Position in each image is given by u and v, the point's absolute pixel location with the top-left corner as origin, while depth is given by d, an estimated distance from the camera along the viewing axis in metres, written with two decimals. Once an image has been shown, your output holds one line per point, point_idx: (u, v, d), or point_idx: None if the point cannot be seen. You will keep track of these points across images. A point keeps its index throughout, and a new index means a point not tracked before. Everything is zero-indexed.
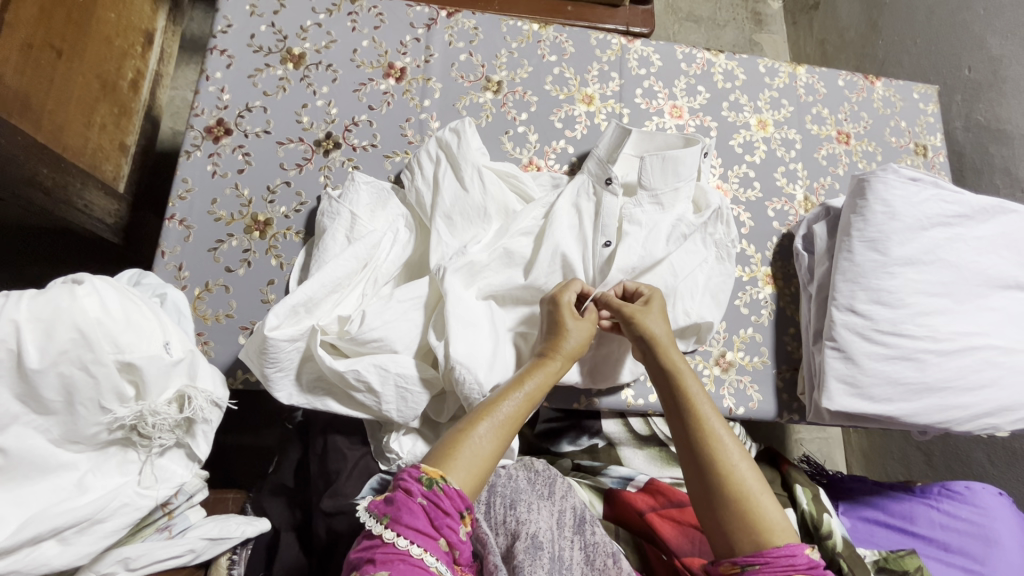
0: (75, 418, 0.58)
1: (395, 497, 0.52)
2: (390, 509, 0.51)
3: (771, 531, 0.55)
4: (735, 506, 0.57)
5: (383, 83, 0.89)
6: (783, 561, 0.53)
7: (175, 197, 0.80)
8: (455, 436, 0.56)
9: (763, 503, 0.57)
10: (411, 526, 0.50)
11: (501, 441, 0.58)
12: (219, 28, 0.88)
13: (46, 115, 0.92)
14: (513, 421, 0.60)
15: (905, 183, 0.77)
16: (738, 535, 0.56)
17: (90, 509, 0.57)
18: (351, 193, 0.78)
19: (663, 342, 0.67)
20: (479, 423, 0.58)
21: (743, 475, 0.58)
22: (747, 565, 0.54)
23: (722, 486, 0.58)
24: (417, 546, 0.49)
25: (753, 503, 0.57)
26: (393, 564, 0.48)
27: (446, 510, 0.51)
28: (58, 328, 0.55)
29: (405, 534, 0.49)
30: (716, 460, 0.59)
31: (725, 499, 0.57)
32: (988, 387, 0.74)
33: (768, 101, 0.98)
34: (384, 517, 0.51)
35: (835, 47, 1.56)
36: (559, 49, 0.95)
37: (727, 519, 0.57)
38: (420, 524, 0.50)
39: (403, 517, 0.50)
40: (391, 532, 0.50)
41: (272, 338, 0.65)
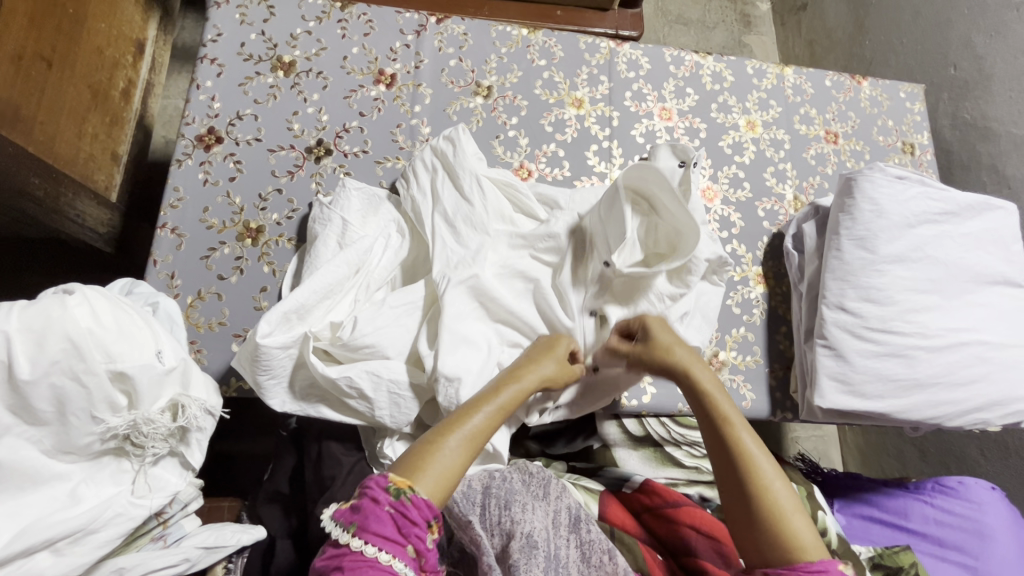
0: (68, 429, 0.58)
1: (361, 505, 0.53)
2: (357, 517, 0.52)
3: (804, 549, 0.55)
4: (769, 524, 0.57)
5: (374, 90, 0.89)
6: (810, 573, 0.53)
7: (167, 205, 0.80)
8: (428, 446, 0.58)
9: (796, 522, 0.57)
10: (377, 533, 0.51)
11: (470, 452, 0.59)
12: (209, 37, 0.88)
13: (37, 126, 0.92)
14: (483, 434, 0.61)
15: (891, 182, 0.78)
16: (772, 551, 0.56)
17: (83, 520, 0.57)
18: (342, 199, 0.78)
19: (691, 364, 0.68)
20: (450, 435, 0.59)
21: (778, 494, 0.59)
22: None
23: (757, 504, 0.59)
24: (385, 553, 0.51)
25: (786, 520, 0.57)
26: (362, 571, 0.50)
27: (414, 520, 0.53)
28: (49, 338, 0.55)
29: (372, 541, 0.51)
30: (750, 479, 0.60)
31: (760, 516, 0.58)
32: (977, 382, 0.75)
33: (756, 102, 0.99)
34: (351, 526, 0.52)
35: (823, 48, 1.57)
36: (549, 53, 0.96)
37: (762, 536, 0.57)
38: (387, 532, 0.52)
39: (371, 525, 0.51)
40: (359, 540, 0.51)
41: (265, 346, 0.65)
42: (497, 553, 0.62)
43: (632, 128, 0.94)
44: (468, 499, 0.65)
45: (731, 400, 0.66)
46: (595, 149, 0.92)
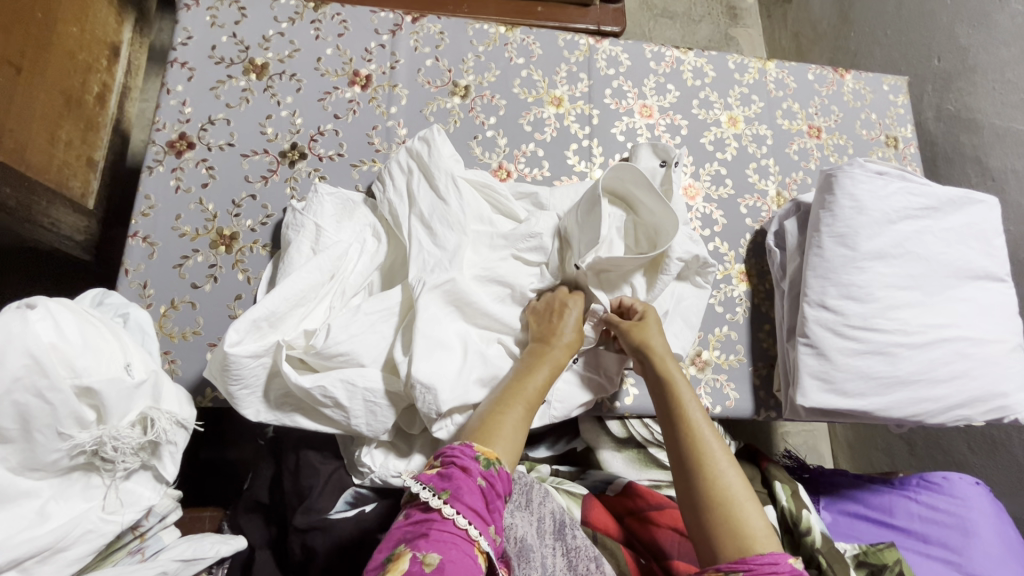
0: (34, 446, 0.56)
1: (455, 474, 0.53)
2: (450, 484, 0.52)
3: (753, 538, 0.55)
4: (719, 511, 0.57)
5: (348, 92, 0.88)
6: (767, 569, 0.52)
7: (138, 213, 0.79)
8: (491, 419, 0.61)
9: (746, 512, 0.56)
10: (470, 505, 0.52)
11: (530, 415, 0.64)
12: (179, 40, 0.87)
13: (8, 134, 0.90)
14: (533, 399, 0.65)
15: (871, 177, 0.77)
16: (722, 542, 0.55)
17: (52, 538, 0.56)
18: (315, 204, 0.76)
19: (660, 353, 0.69)
20: (510, 406, 0.62)
21: (731, 484, 0.58)
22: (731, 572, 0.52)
23: (708, 492, 0.58)
24: (475, 528, 0.51)
25: (735, 509, 0.57)
26: (453, 544, 0.49)
27: (499, 494, 0.55)
28: (10, 355, 0.54)
29: (465, 512, 0.51)
30: (704, 468, 0.59)
31: (711, 503, 0.57)
32: (959, 378, 0.74)
33: (738, 98, 0.98)
34: (443, 492, 0.52)
35: (809, 40, 1.56)
36: (527, 51, 0.94)
37: (710, 523, 0.57)
38: (478, 506, 0.52)
39: (465, 496, 0.52)
40: (451, 508, 0.51)
41: (233, 355, 0.64)
42: None
43: (612, 126, 0.93)
44: None
45: (693, 391, 0.66)
46: (575, 149, 0.91)
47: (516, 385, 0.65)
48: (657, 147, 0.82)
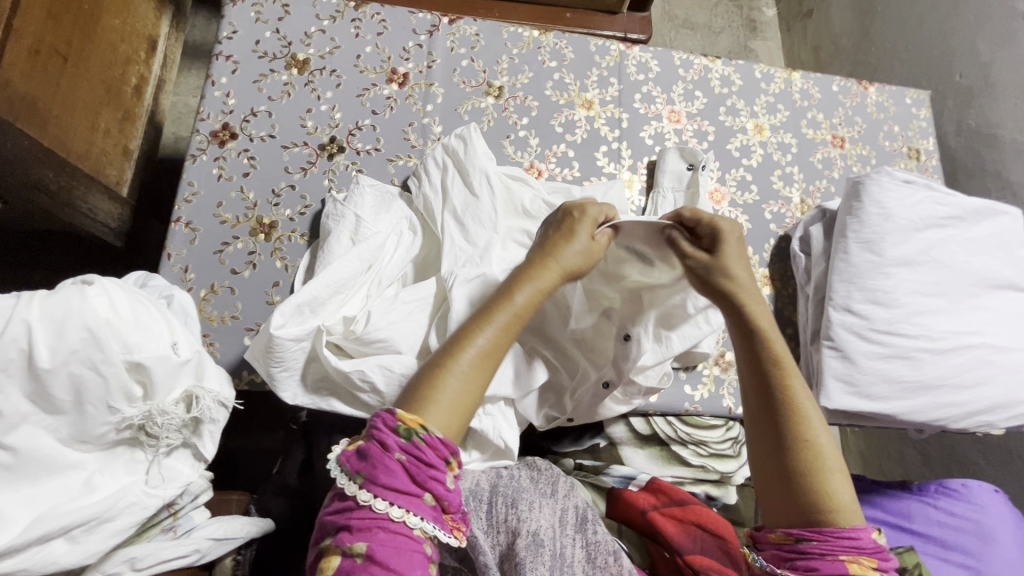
0: (84, 418, 0.58)
1: (371, 454, 0.51)
2: (364, 467, 0.51)
3: (839, 508, 0.54)
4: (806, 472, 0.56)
5: (386, 89, 0.90)
6: (844, 542, 0.52)
7: (181, 200, 0.81)
8: (435, 374, 0.57)
9: (835, 481, 0.56)
10: (389, 485, 0.50)
11: (482, 373, 0.59)
12: (224, 34, 0.89)
13: (52, 120, 0.93)
14: (489, 353, 0.60)
15: (898, 186, 0.79)
16: (802, 504, 0.55)
17: (98, 508, 0.58)
18: (356, 195, 0.78)
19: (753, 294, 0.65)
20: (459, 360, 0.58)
21: (824, 448, 0.57)
22: (805, 538, 0.53)
23: (799, 455, 0.57)
24: (399, 507, 0.49)
25: (826, 477, 0.56)
26: (373, 531, 0.48)
27: (429, 462, 0.51)
28: (69, 327, 0.56)
29: (384, 494, 0.49)
30: (797, 431, 0.58)
31: (801, 469, 0.56)
32: (982, 385, 0.76)
33: (764, 106, 1.00)
34: (358, 476, 0.50)
35: (828, 54, 1.58)
36: (560, 55, 0.97)
37: (795, 486, 0.56)
38: (399, 483, 0.50)
39: (380, 476, 0.50)
40: (369, 492, 0.49)
41: (278, 337, 0.65)
42: (501, 551, 0.62)
43: (641, 129, 0.95)
44: (476, 498, 0.66)
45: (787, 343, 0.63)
46: (604, 150, 0.93)
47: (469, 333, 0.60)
48: (684, 150, 0.89)
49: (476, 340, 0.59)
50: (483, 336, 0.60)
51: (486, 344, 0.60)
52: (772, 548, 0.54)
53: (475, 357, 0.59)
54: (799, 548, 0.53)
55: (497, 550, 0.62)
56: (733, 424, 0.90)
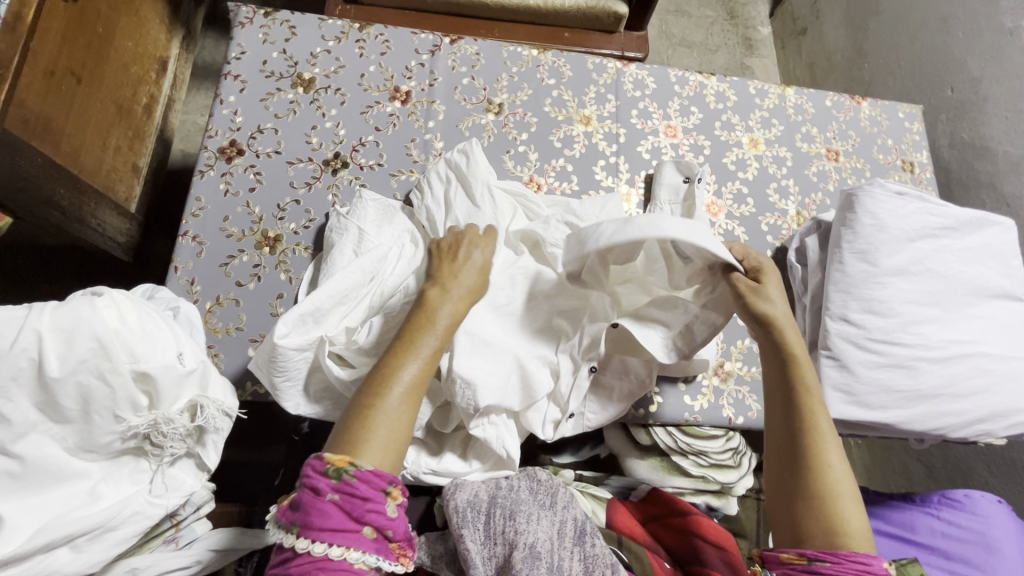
0: (91, 427, 0.59)
1: (303, 501, 0.50)
2: (299, 516, 0.50)
3: (850, 535, 0.53)
4: (817, 500, 0.55)
5: (389, 106, 0.92)
6: (857, 565, 0.51)
7: (189, 214, 0.83)
8: (366, 414, 0.54)
9: (843, 508, 0.55)
10: (324, 528, 0.49)
11: (412, 408, 0.57)
12: (233, 55, 0.92)
13: (65, 138, 0.95)
14: (419, 386, 0.58)
15: (891, 197, 0.80)
16: (810, 530, 0.55)
17: (103, 517, 0.58)
18: (358, 209, 0.80)
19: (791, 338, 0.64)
20: (387, 395, 0.56)
21: (836, 472, 0.57)
22: (817, 559, 0.52)
23: (811, 478, 0.57)
24: (337, 546, 0.48)
25: (837, 503, 0.55)
26: (313, 574, 0.47)
27: (363, 497, 0.50)
28: (78, 338, 0.57)
29: (320, 538, 0.49)
30: (814, 453, 0.58)
31: (812, 491, 0.56)
32: (980, 394, 0.76)
33: (759, 121, 1.02)
34: (294, 526, 0.50)
35: (823, 70, 1.61)
36: (558, 72, 0.99)
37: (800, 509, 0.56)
38: (336, 525, 0.49)
39: (315, 522, 0.49)
40: (305, 539, 0.49)
41: (282, 346, 0.67)
42: (497, 564, 0.62)
43: (639, 144, 0.97)
44: (474, 509, 0.65)
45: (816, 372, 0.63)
46: (602, 164, 0.95)
47: (394, 363, 0.58)
48: (680, 163, 0.91)
49: (407, 367, 0.58)
50: (409, 369, 0.58)
51: (413, 378, 0.58)
52: (784, 568, 0.53)
53: (404, 391, 0.56)
54: (811, 569, 0.51)
55: (493, 562, 0.62)
56: (732, 434, 0.91)
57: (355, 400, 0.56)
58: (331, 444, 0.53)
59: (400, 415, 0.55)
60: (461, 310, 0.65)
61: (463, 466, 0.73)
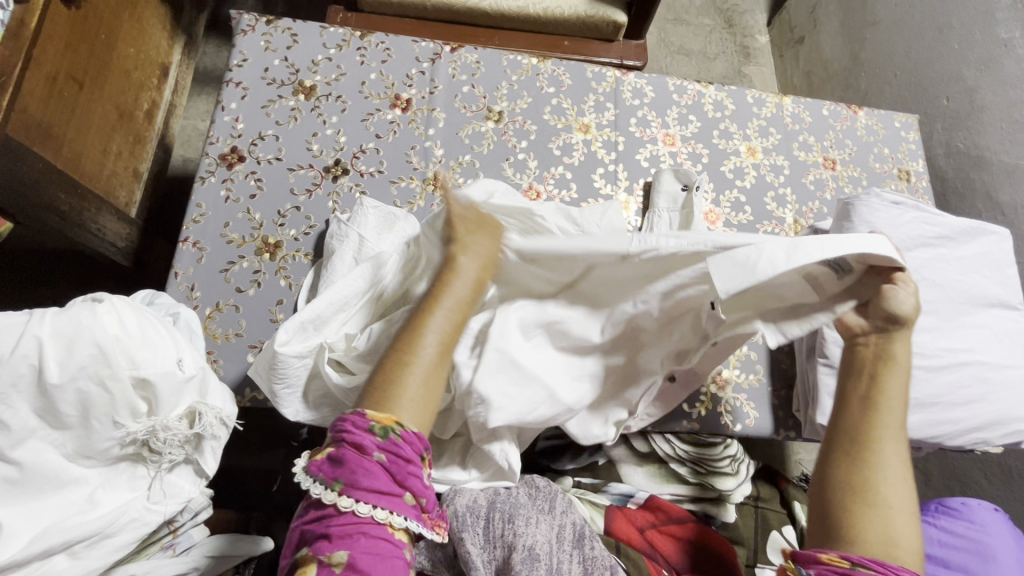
0: (90, 433, 0.59)
1: (347, 458, 0.51)
2: (342, 474, 0.50)
3: (899, 549, 0.50)
4: (872, 508, 0.52)
5: (390, 114, 0.93)
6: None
7: (189, 220, 0.83)
8: (394, 372, 0.56)
9: (899, 523, 0.52)
10: (373, 488, 0.50)
11: (441, 369, 0.58)
12: (235, 62, 0.93)
13: (66, 143, 0.96)
14: (445, 349, 0.59)
15: (887, 207, 0.81)
16: (856, 537, 0.51)
17: (100, 523, 0.58)
18: (359, 216, 0.81)
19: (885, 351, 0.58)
20: (416, 355, 0.57)
21: (896, 488, 0.53)
22: (860, 564, 0.49)
23: (869, 486, 0.53)
24: (382, 508, 0.50)
25: (892, 516, 0.52)
26: (355, 535, 0.48)
27: (407, 458, 0.52)
28: (79, 344, 0.57)
29: (366, 497, 0.49)
30: (873, 461, 0.54)
31: (866, 498, 0.52)
32: (977, 402, 0.77)
33: (757, 129, 1.03)
34: (336, 483, 0.50)
35: (820, 79, 1.62)
36: (557, 81, 1.00)
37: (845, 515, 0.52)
38: (380, 485, 0.50)
39: (361, 480, 0.50)
40: (349, 498, 0.49)
41: (282, 353, 0.67)
42: (496, 567, 0.62)
43: (637, 152, 0.98)
44: (472, 514, 0.65)
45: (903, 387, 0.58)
46: (601, 172, 0.95)
47: (420, 326, 0.59)
48: (678, 171, 0.91)
49: (431, 331, 0.59)
50: (433, 332, 0.59)
51: (438, 341, 0.59)
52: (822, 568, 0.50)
53: (432, 354, 0.58)
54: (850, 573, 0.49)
55: (493, 565, 0.62)
56: (730, 441, 0.91)
57: (386, 360, 0.57)
58: (367, 402, 0.55)
59: (429, 367, 0.57)
60: (486, 270, 0.65)
61: (463, 474, 0.72)
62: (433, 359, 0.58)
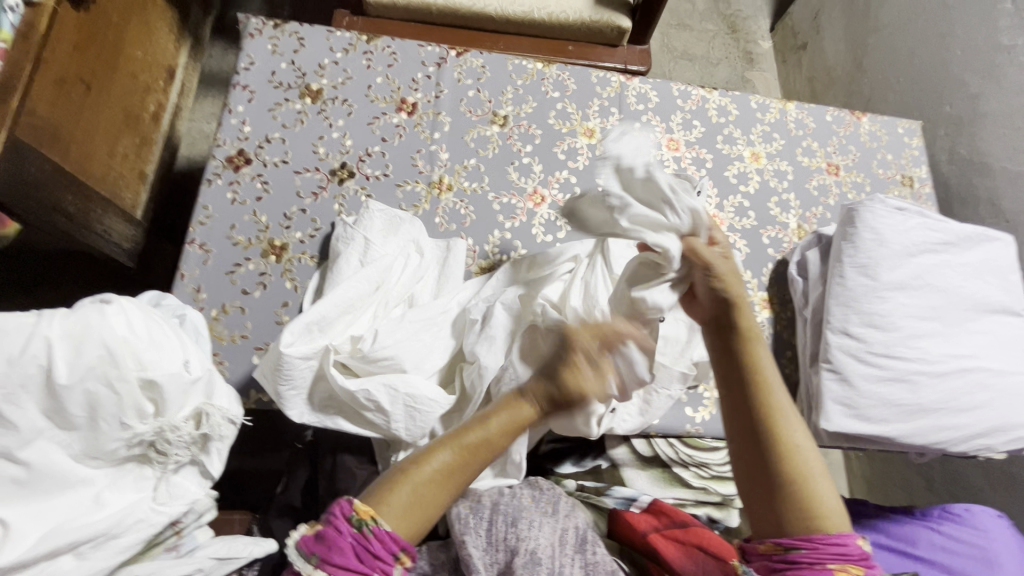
0: (97, 433, 0.59)
1: (326, 534, 0.50)
2: (319, 547, 0.50)
3: (823, 515, 0.56)
4: (791, 487, 0.57)
5: (395, 117, 0.94)
6: (832, 549, 0.53)
7: (196, 222, 0.84)
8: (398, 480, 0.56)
9: (819, 489, 0.57)
10: (342, 566, 0.49)
11: (439, 491, 0.56)
12: (242, 65, 0.94)
13: (73, 145, 0.96)
14: (450, 474, 0.57)
15: (891, 213, 0.81)
16: (788, 516, 0.56)
17: (106, 524, 0.58)
18: (365, 220, 0.82)
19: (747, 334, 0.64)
20: (426, 467, 0.57)
21: (806, 458, 0.58)
22: (793, 548, 0.54)
23: (780, 469, 0.58)
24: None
25: (810, 487, 0.57)
26: None
27: (377, 553, 0.50)
28: (87, 345, 0.58)
29: (336, 573, 0.49)
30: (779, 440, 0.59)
31: (784, 479, 0.57)
32: (980, 408, 0.77)
33: (760, 135, 1.03)
34: (313, 556, 0.50)
35: (823, 85, 1.63)
36: (562, 86, 1.00)
37: (781, 498, 0.57)
38: (352, 564, 0.49)
39: (333, 557, 0.49)
40: (321, 572, 0.49)
41: (288, 354, 0.67)
42: (498, 570, 0.62)
43: None
44: (476, 517, 0.65)
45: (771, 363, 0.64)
46: None
47: (438, 448, 0.59)
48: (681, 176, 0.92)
49: (444, 453, 0.58)
50: (446, 453, 0.58)
51: (444, 467, 0.57)
52: (763, 559, 0.56)
53: (437, 476, 0.56)
54: (788, 558, 0.54)
55: (495, 568, 0.62)
56: None
57: (398, 466, 0.58)
58: (363, 495, 0.55)
59: (456, 464, 0.58)
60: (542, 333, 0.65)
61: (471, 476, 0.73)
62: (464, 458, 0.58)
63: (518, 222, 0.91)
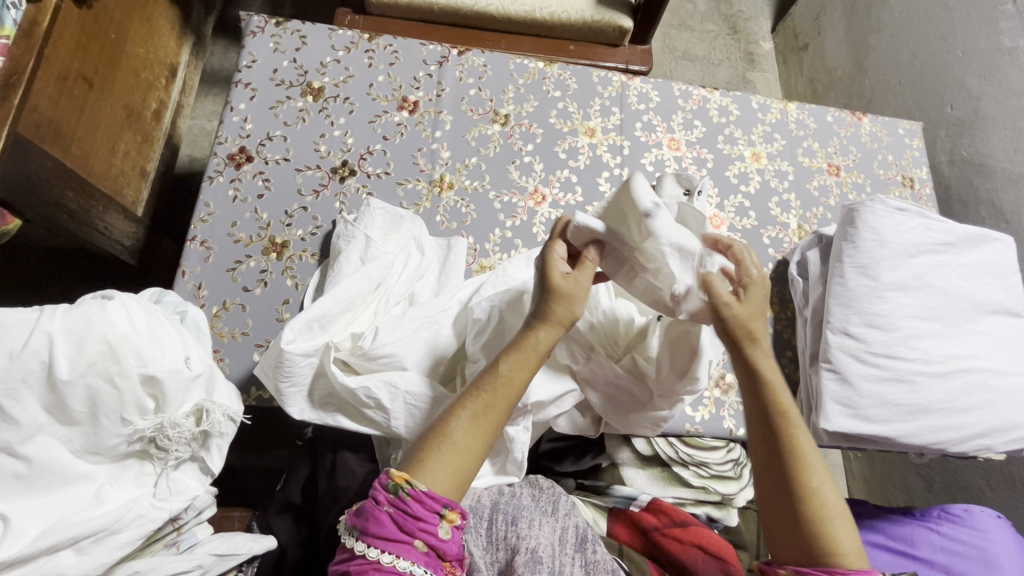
0: (98, 429, 0.59)
1: (366, 507, 0.52)
2: (361, 521, 0.52)
3: (846, 555, 0.53)
4: (812, 523, 0.55)
5: (397, 115, 0.94)
6: None
7: (197, 219, 0.84)
8: (432, 439, 0.55)
9: (841, 527, 0.54)
10: (379, 535, 0.50)
11: (478, 440, 0.55)
12: (244, 63, 0.94)
13: (75, 142, 0.96)
14: (490, 424, 0.56)
15: (891, 213, 0.81)
16: (806, 552, 0.54)
17: (107, 519, 0.58)
18: (366, 217, 0.82)
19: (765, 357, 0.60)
20: (457, 421, 0.56)
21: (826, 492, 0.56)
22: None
23: (800, 504, 0.55)
24: (389, 554, 0.50)
25: (831, 523, 0.54)
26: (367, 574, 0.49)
27: (417, 514, 0.51)
28: (88, 340, 0.58)
29: (376, 543, 0.50)
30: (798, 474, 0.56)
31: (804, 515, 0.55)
32: (980, 408, 0.77)
33: (761, 135, 1.03)
34: (355, 529, 0.52)
35: (824, 86, 1.63)
36: (563, 85, 1.01)
37: (802, 534, 0.55)
38: (390, 533, 0.51)
39: (371, 528, 0.51)
40: (363, 544, 0.51)
41: (288, 351, 0.68)
42: (498, 569, 0.62)
43: (643, 156, 0.98)
44: (477, 515, 0.66)
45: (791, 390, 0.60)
46: (606, 176, 0.96)
47: (461, 403, 0.57)
48: (681, 177, 0.88)
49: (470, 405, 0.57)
50: (475, 406, 0.56)
51: (474, 415, 0.56)
52: None
53: (470, 427, 0.55)
54: None
55: (496, 567, 0.63)
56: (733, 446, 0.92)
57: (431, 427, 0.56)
58: (399, 464, 0.55)
59: (493, 401, 0.57)
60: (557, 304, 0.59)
61: None
62: (501, 398, 0.57)
63: (519, 221, 0.91)
